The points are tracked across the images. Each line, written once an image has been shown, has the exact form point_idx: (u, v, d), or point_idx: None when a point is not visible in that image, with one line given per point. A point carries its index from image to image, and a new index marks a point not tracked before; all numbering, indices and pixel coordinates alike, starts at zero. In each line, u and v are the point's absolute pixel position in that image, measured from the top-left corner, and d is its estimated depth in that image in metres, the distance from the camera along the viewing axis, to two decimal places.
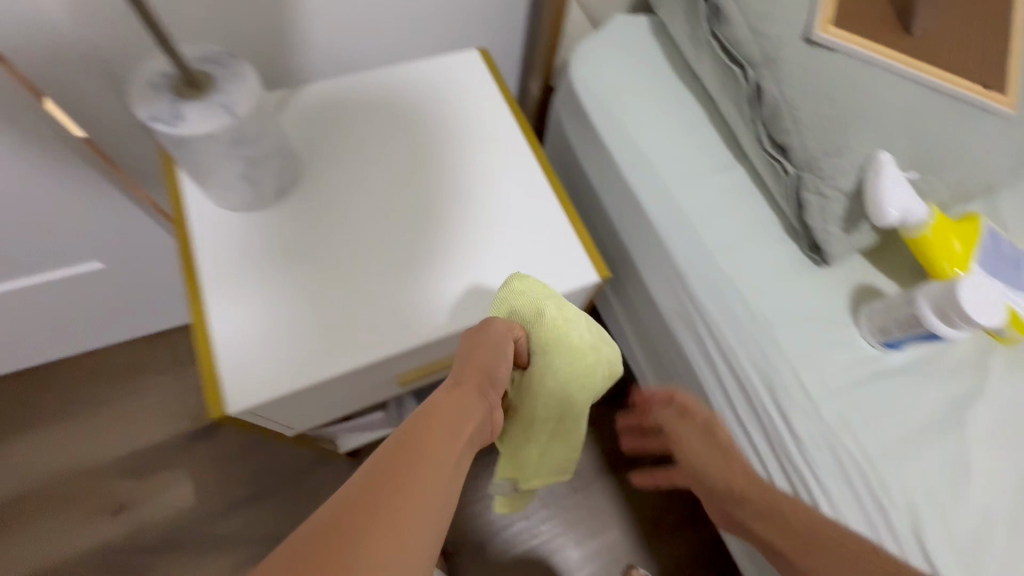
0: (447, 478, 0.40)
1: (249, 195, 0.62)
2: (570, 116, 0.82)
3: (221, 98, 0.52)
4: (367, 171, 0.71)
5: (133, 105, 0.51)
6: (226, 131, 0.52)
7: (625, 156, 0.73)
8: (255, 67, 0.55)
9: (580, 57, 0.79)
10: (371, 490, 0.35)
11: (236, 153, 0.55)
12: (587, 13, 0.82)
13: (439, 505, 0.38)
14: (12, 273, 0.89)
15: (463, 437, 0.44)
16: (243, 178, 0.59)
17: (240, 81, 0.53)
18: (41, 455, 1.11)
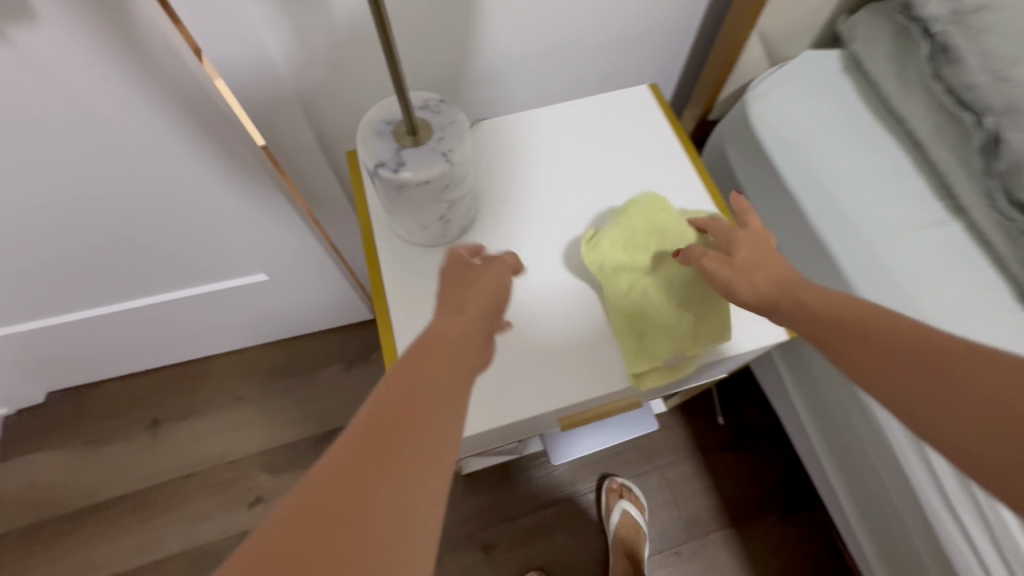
0: (458, 404, 0.38)
1: (442, 233, 0.64)
2: (744, 156, 0.78)
3: (441, 147, 0.54)
4: (541, 208, 0.72)
5: (361, 152, 0.54)
6: (444, 177, 0.54)
7: (815, 206, 0.69)
8: (466, 113, 0.56)
9: (762, 97, 0.75)
10: (373, 429, 0.32)
11: (444, 196, 0.57)
12: (768, 48, 0.78)
13: (452, 432, 0.35)
14: (197, 280, 0.99)
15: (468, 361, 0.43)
16: (443, 219, 0.61)
17: (454, 129, 0.55)
18: (195, 442, 1.22)
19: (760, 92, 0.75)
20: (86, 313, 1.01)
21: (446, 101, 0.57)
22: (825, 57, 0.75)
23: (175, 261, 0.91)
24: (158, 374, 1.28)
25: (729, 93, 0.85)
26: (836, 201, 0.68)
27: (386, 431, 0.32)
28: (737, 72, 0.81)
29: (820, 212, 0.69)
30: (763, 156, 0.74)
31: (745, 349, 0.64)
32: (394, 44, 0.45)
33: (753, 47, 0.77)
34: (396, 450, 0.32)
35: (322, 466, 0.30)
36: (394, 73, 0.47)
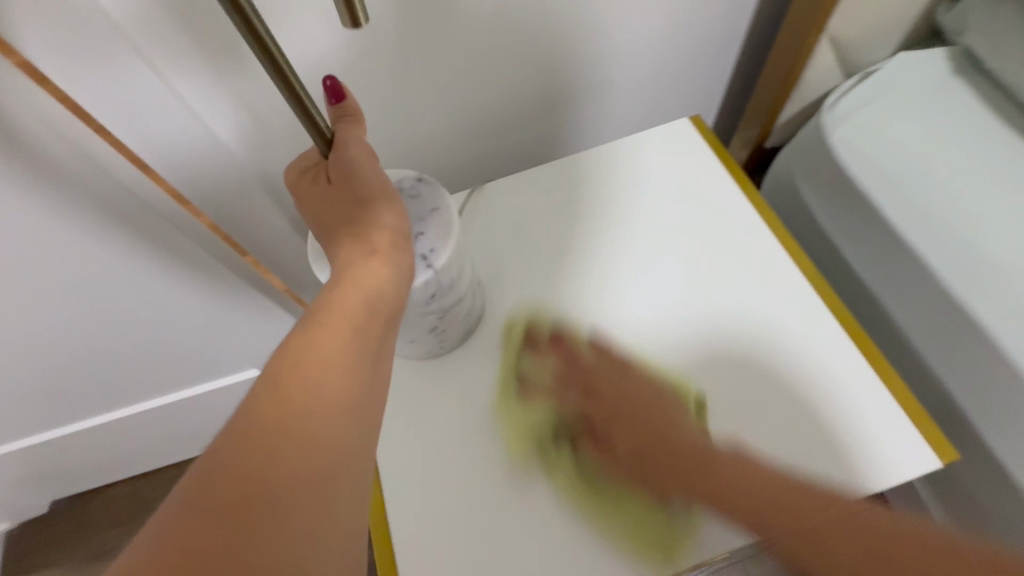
0: (363, 361, 0.33)
1: (437, 343, 0.50)
2: (822, 196, 0.60)
3: (419, 248, 0.41)
4: (568, 286, 0.56)
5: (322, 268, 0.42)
6: (425, 287, 0.41)
7: (945, 258, 0.50)
8: (451, 191, 0.43)
9: (842, 117, 0.57)
10: (246, 446, 0.27)
11: (431, 307, 0.44)
12: (840, 55, 0.61)
13: (352, 397, 0.31)
14: (182, 383, 0.87)
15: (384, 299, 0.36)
16: (433, 329, 0.47)
17: (437, 217, 0.42)
18: None
19: (840, 113, 0.57)
20: (68, 427, 0.90)
21: (424, 179, 0.44)
22: (924, 60, 0.57)
23: (151, 368, 0.79)
24: (163, 474, 1.17)
25: (791, 113, 0.68)
26: (973, 250, 0.50)
27: (262, 443, 0.27)
28: (802, 88, 0.64)
29: (953, 268, 0.50)
30: (854, 194, 0.56)
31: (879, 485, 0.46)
32: (300, 84, 0.32)
33: (822, 56, 0.60)
34: (282, 457, 0.27)
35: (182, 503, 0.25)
36: (309, 120, 0.35)
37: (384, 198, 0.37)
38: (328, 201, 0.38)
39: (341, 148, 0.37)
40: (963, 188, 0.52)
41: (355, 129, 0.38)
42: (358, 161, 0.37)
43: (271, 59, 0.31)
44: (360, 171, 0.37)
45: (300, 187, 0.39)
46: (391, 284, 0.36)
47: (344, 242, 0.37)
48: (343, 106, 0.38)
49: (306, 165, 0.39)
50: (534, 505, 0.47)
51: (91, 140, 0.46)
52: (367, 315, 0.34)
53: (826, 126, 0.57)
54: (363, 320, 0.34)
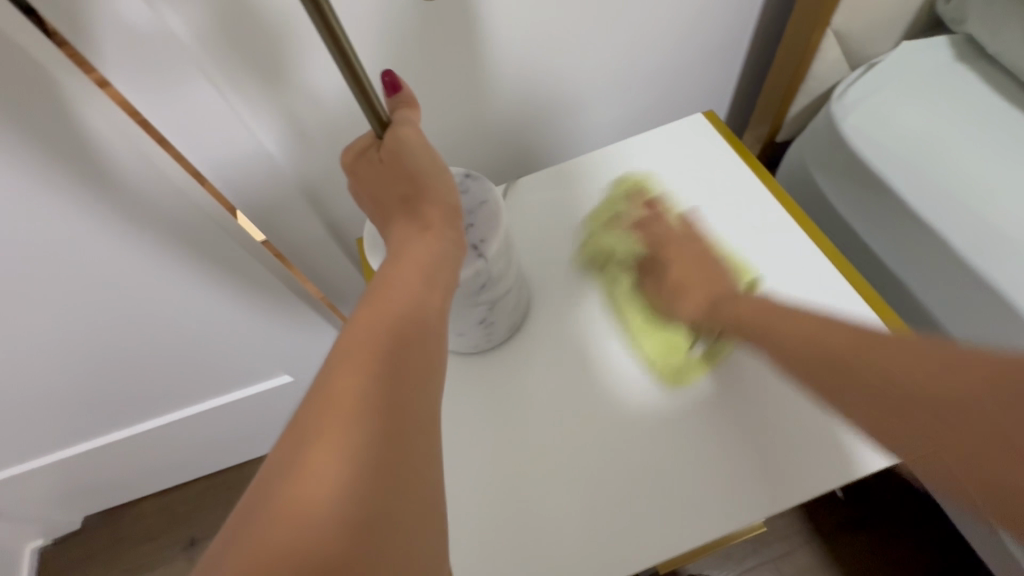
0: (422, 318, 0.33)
1: (484, 336, 0.52)
2: (837, 182, 0.62)
3: (471, 239, 0.45)
4: (599, 273, 0.58)
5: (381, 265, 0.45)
6: (478, 276, 0.44)
7: (962, 234, 0.52)
8: (499, 187, 0.47)
9: (852, 106, 0.60)
10: (318, 395, 0.28)
11: (481, 298, 0.46)
12: (846, 49, 0.64)
13: (414, 346, 0.31)
14: (217, 392, 0.89)
15: (438, 271, 0.37)
16: (483, 322, 0.49)
17: (488, 212, 0.46)
18: None
19: (849, 102, 0.60)
20: (107, 437, 0.92)
21: (472, 176, 0.48)
22: (928, 48, 0.60)
23: (189, 375, 0.81)
24: (193, 487, 1.19)
25: (801, 107, 0.71)
26: (990, 224, 0.52)
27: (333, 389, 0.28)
28: (811, 81, 0.67)
29: (972, 243, 0.52)
30: (869, 177, 0.58)
31: None
32: (364, 71, 0.35)
33: (829, 50, 0.63)
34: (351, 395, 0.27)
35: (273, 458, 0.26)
36: (367, 104, 0.38)
37: (437, 178, 0.41)
38: (384, 180, 0.41)
39: (395, 130, 0.39)
40: (976, 166, 0.54)
41: (410, 116, 0.41)
42: (411, 144, 0.39)
43: (341, 49, 0.33)
44: (414, 152, 0.39)
45: (357, 166, 0.42)
46: (446, 256, 0.38)
47: (401, 222, 0.41)
48: (400, 96, 0.41)
49: (360, 146, 0.42)
50: (579, 481, 0.48)
51: (152, 148, 0.49)
52: (424, 279, 0.36)
53: (836, 115, 0.60)
54: (425, 287, 0.35)
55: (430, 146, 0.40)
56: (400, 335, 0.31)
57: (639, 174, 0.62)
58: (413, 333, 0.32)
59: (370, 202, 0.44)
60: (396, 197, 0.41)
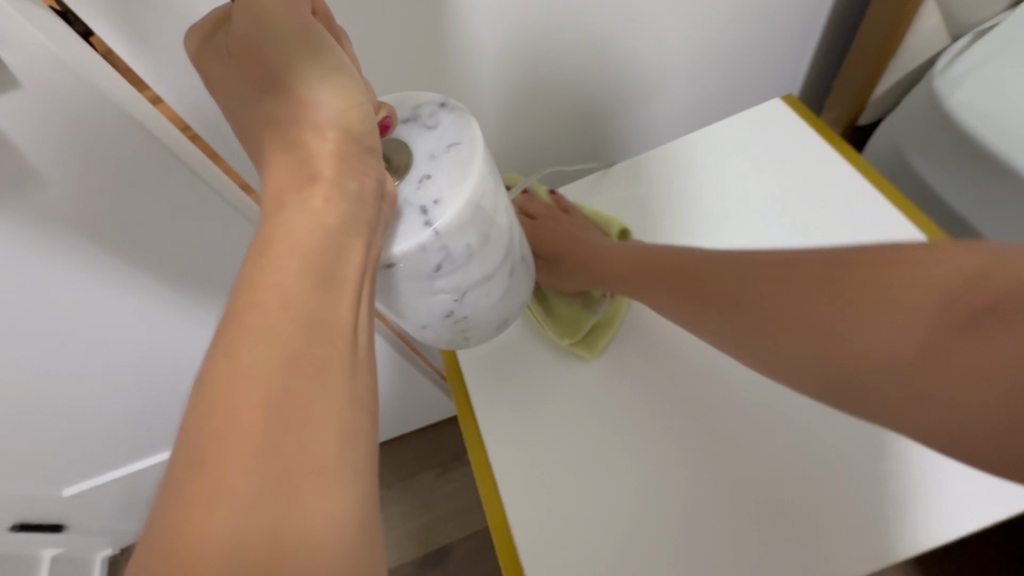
0: (310, 324, 0.26)
1: (454, 329, 0.44)
2: (943, 169, 0.54)
3: (422, 197, 0.35)
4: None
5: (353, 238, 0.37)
6: (433, 251, 0.35)
7: None
8: (480, 125, 0.37)
9: (961, 79, 0.52)
10: (188, 484, 0.22)
11: (441, 282, 0.38)
12: (947, 15, 0.56)
13: (303, 366, 0.25)
14: None
15: (341, 243, 0.29)
16: (449, 314, 0.41)
17: (457, 160, 0.36)
18: None
19: (957, 75, 0.52)
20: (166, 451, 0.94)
21: (448, 106, 0.38)
22: None
23: None
24: None
25: (890, 85, 0.63)
26: None
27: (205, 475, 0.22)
28: (903, 56, 0.59)
29: None
30: (982, 159, 0.50)
31: None
32: None
33: (928, 18, 0.56)
34: (235, 476, 0.22)
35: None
36: None
37: (325, 85, 0.30)
38: (245, 90, 0.31)
39: (251, 4, 0.29)
40: None
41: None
42: (272, 27, 0.29)
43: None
44: (280, 44, 0.29)
45: (208, 59, 0.32)
46: (345, 227, 0.29)
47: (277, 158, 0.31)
48: None
49: (211, 32, 0.32)
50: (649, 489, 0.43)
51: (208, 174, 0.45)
52: (323, 263, 0.28)
53: (941, 90, 0.52)
54: (318, 285, 0.27)
55: (305, 19, 0.30)
56: (294, 361, 0.25)
57: (701, 157, 0.57)
58: (298, 358, 0.25)
59: (230, 110, 0.33)
60: (263, 116, 0.31)
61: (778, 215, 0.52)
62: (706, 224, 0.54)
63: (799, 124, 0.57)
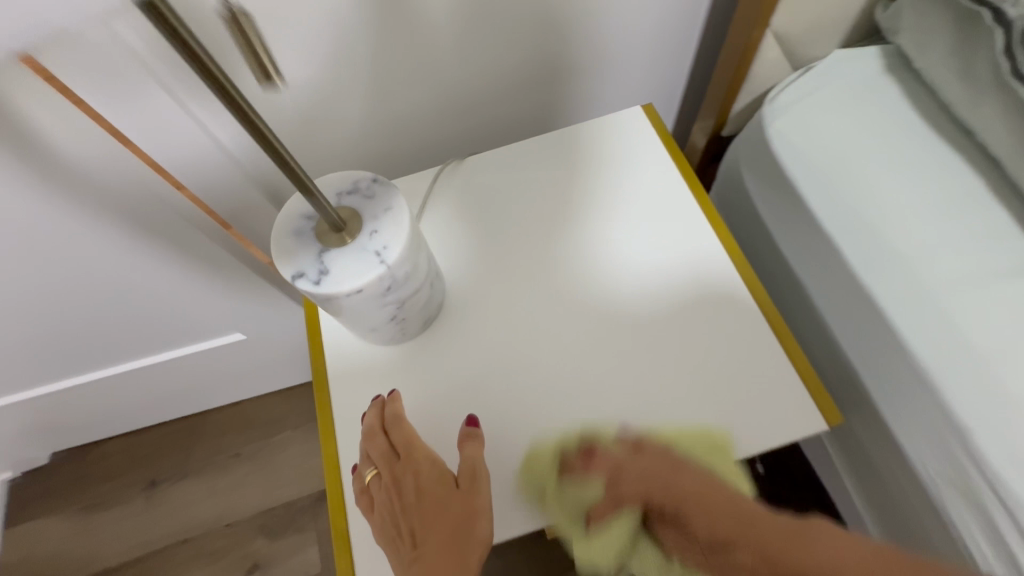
0: (462, 504, 0.52)
1: (398, 331, 0.52)
2: (759, 183, 0.64)
3: (373, 245, 0.43)
4: (507, 254, 0.66)
5: (274, 257, 0.43)
6: (381, 282, 0.43)
7: (853, 244, 0.54)
8: (401, 186, 0.45)
9: (776, 109, 0.61)
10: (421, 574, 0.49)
11: (389, 299, 0.46)
12: (783, 49, 0.64)
13: (460, 520, 0.51)
14: (162, 345, 0.93)
15: (459, 543, 0.50)
16: (394, 318, 0.49)
17: (388, 214, 0.44)
18: (188, 507, 1.16)
19: (779, 106, 0.61)
20: (64, 383, 0.95)
21: (380, 181, 0.45)
22: (861, 56, 0.61)
23: (144, 321, 0.85)
24: (158, 431, 1.24)
25: (742, 104, 0.73)
26: (884, 237, 0.54)
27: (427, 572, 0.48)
28: (750, 81, 0.68)
29: (862, 252, 0.54)
30: (781, 178, 0.60)
31: (770, 433, 0.55)
32: (255, 108, 0.34)
33: (769, 50, 0.64)
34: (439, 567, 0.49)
35: None
36: (268, 145, 0.36)
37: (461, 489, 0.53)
38: (400, 500, 0.53)
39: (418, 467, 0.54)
40: (880, 179, 0.55)
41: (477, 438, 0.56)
42: (428, 474, 0.53)
43: (245, 113, 0.33)
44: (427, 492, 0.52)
45: (420, 461, 0.54)
46: (465, 530, 0.51)
47: (438, 559, 0.49)
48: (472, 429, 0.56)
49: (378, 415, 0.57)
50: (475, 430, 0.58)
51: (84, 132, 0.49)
52: (453, 554, 0.49)
53: (765, 118, 0.61)
54: (459, 498, 0.52)
55: (446, 473, 0.54)
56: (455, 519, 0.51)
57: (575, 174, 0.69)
58: (456, 515, 0.51)
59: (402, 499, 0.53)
60: (406, 506, 0.53)
61: (628, 219, 0.66)
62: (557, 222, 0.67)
63: (639, 146, 0.69)
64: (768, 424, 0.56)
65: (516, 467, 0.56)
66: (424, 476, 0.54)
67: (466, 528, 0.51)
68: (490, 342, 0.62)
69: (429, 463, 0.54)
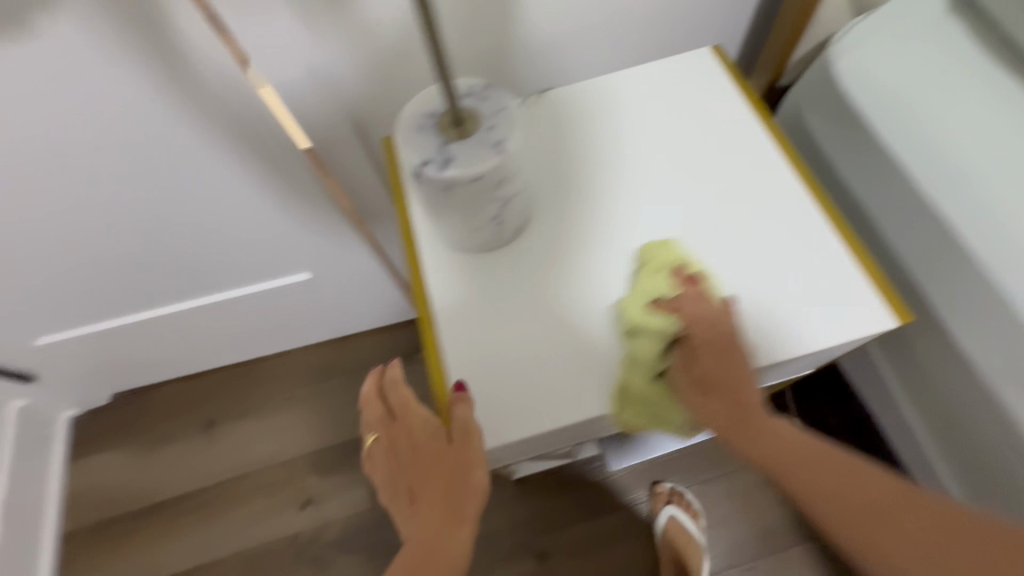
0: (455, 469, 0.56)
1: (494, 233, 0.57)
2: (825, 116, 0.68)
3: (492, 138, 0.47)
4: (591, 170, 0.69)
5: (402, 150, 0.48)
6: (497, 172, 0.47)
7: (919, 165, 0.58)
8: (512, 90, 0.49)
9: (843, 46, 0.65)
10: (420, 541, 0.56)
11: (498, 194, 0.50)
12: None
13: (450, 487, 0.57)
14: (235, 282, 0.99)
15: (452, 504, 0.56)
16: (495, 218, 0.54)
17: (504, 112, 0.48)
18: (245, 447, 1.23)
19: (848, 41, 0.65)
20: (141, 317, 1.01)
21: (492, 86, 0.50)
22: None
23: (225, 254, 0.90)
24: (214, 376, 1.30)
25: (804, 52, 0.76)
26: (949, 158, 0.57)
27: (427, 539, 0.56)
28: (813, 27, 0.72)
29: (928, 172, 0.58)
30: (849, 107, 0.63)
31: (849, 336, 0.58)
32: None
33: None
34: (436, 531, 0.56)
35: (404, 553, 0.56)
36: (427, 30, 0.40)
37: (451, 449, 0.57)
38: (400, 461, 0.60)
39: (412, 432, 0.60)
40: (946, 112, 0.59)
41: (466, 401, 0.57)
42: (420, 436, 0.59)
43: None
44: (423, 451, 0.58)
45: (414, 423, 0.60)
46: (457, 489, 0.57)
47: (434, 514, 0.57)
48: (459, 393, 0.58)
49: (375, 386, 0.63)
50: (571, 326, 0.62)
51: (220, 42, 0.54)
52: (445, 516, 0.56)
53: (834, 53, 0.65)
54: (450, 461, 0.57)
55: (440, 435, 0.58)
56: (448, 480, 0.57)
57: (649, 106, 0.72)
58: (447, 480, 0.57)
59: (400, 458, 0.60)
60: (405, 466, 0.59)
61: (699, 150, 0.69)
62: (635, 144, 0.70)
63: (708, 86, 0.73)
64: (849, 327, 0.58)
65: (602, 364, 0.59)
66: (420, 437, 0.59)
67: (457, 486, 0.56)
68: (571, 252, 0.65)
69: (424, 426, 0.59)
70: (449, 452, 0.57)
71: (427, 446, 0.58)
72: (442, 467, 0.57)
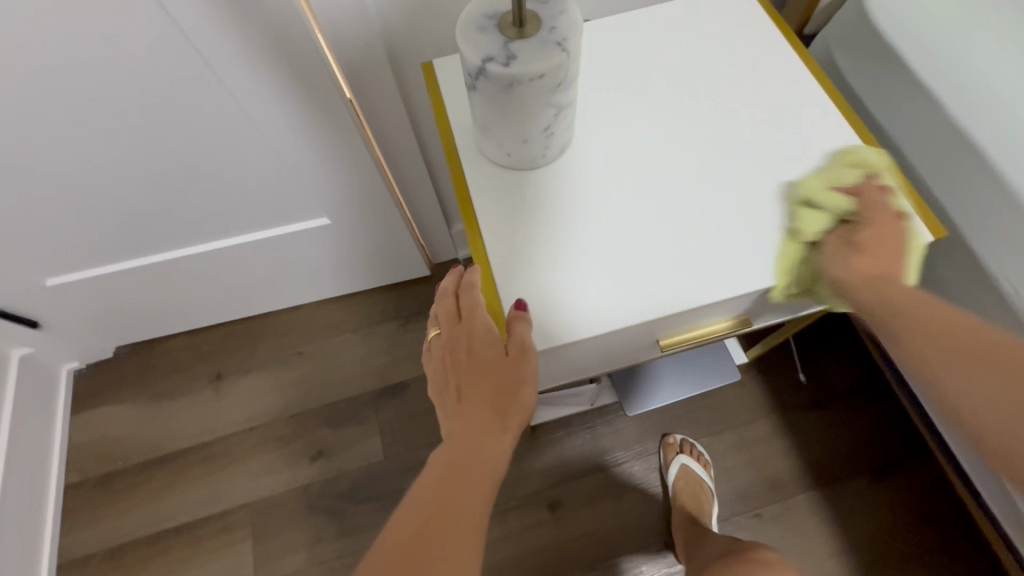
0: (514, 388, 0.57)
1: (543, 147, 0.57)
2: (855, 57, 0.71)
3: (554, 37, 0.47)
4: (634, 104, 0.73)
5: (463, 47, 0.48)
6: (558, 72, 0.48)
7: (950, 95, 0.62)
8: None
9: None
10: (439, 492, 0.50)
11: (554, 99, 0.51)
12: None
13: (494, 420, 0.55)
14: (252, 225, 0.98)
15: (502, 425, 0.56)
16: (546, 129, 0.55)
17: (565, 15, 0.49)
18: (254, 400, 1.22)
19: None
20: (156, 258, 1.00)
21: None
22: None
23: (247, 192, 0.90)
24: (221, 330, 1.28)
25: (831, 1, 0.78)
26: (975, 90, 0.61)
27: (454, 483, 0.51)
28: None
29: (957, 102, 0.62)
30: (881, 45, 0.67)
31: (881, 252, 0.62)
32: None
33: None
34: (465, 477, 0.52)
35: (411, 510, 0.49)
36: None
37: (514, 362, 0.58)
38: (454, 361, 0.59)
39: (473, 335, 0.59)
40: (972, 48, 0.63)
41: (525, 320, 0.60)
42: (480, 341, 0.59)
43: None
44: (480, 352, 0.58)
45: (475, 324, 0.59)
46: (511, 410, 0.57)
47: (478, 413, 0.56)
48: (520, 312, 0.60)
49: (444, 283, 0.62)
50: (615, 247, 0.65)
51: None
52: (487, 442, 0.55)
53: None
54: (503, 384, 0.57)
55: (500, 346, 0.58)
56: (498, 398, 0.56)
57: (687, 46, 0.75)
58: (494, 410, 0.56)
59: (456, 354, 0.59)
60: (458, 366, 0.59)
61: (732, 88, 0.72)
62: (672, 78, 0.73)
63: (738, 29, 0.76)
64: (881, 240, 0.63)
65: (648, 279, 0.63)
66: (482, 344, 0.59)
67: (510, 401, 0.57)
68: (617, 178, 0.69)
69: (487, 331, 0.59)
70: (508, 363, 0.58)
71: (485, 355, 0.58)
72: (498, 380, 0.57)
